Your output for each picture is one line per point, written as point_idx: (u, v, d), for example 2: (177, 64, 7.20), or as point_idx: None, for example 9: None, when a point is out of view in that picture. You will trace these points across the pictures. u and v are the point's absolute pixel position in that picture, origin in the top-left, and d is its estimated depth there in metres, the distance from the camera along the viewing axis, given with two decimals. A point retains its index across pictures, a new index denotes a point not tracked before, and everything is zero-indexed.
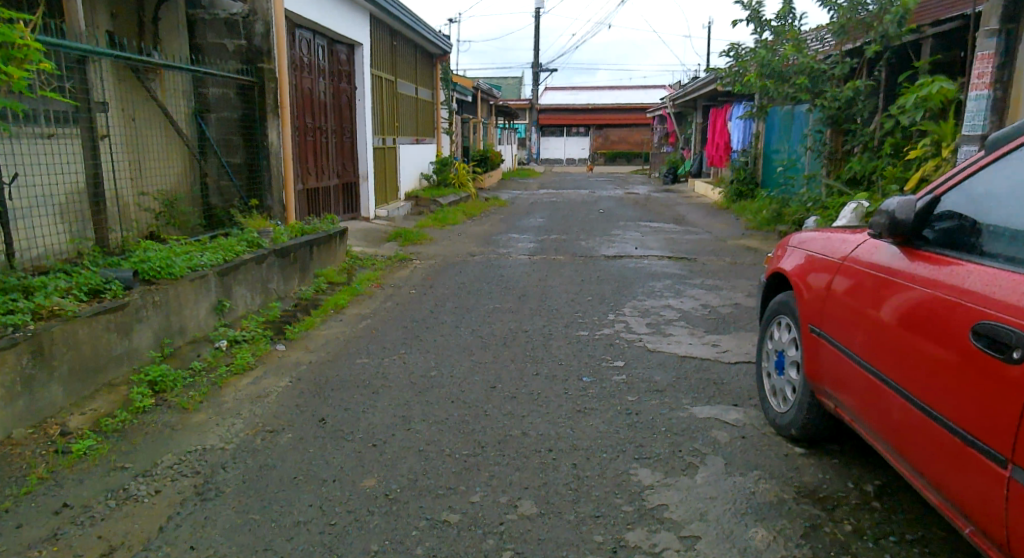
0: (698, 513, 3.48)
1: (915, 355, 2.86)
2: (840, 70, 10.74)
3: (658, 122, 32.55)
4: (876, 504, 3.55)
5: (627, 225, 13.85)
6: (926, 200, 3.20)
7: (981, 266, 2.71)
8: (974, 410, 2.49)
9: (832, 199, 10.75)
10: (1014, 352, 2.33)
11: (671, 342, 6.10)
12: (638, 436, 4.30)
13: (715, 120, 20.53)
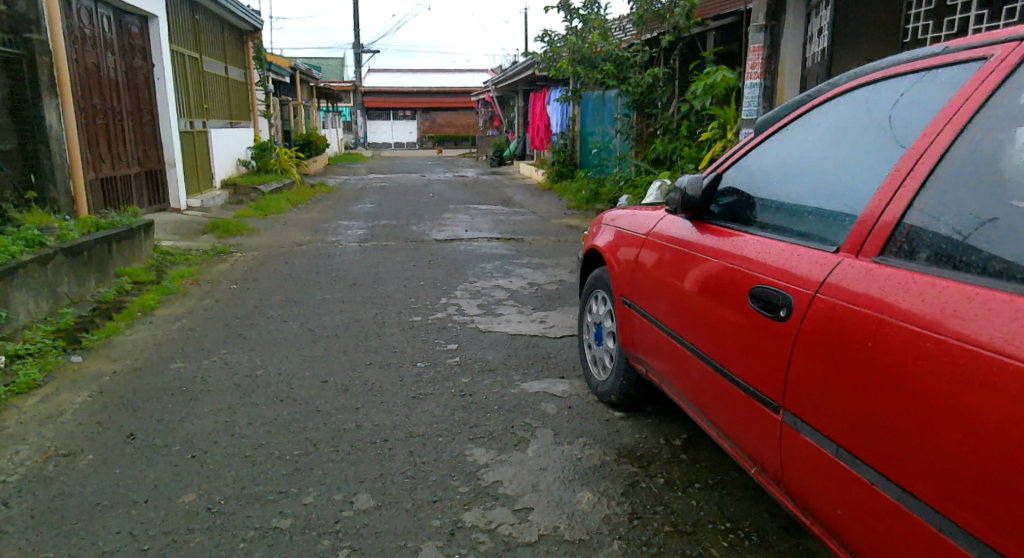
0: (530, 485, 3.35)
1: (701, 318, 2.83)
2: (641, 58, 11.20)
3: (483, 106, 32.79)
4: (683, 455, 3.62)
5: (460, 209, 13.66)
6: (710, 176, 3.13)
7: (752, 236, 2.70)
8: (750, 367, 2.47)
9: (641, 178, 11.23)
10: (782, 311, 2.31)
11: (501, 321, 5.99)
12: (473, 417, 4.10)
13: (535, 105, 20.99)
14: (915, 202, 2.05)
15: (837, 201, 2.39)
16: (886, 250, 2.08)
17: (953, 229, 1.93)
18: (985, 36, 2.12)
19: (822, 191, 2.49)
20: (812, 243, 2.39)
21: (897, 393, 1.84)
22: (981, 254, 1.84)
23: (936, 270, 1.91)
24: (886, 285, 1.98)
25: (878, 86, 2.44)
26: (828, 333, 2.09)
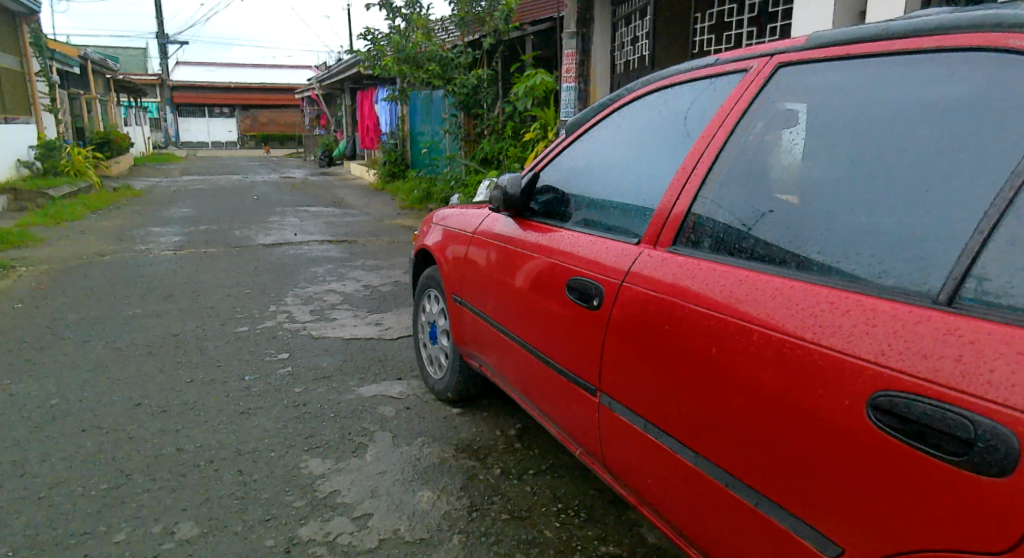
0: (369, 490, 3.30)
1: (526, 308, 2.89)
2: (465, 59, 11.35)
3: (305, 103, 31.63)
4: (518, 445, 3.73)
5: (283, 211, 13.09)
6: (529, 176, 3.17)
7: (568, 229, 2.79)
8: (571, 354, 2.56)
9: (471, 177, 11.36)
10: (594, 299, 2.40)
11: (335, 326, 5.84)
12: (307, 427, 3.96)
13: (363, 104, 20.57)
14: (699, 194, 2.23)
15: (638, 195, 2.51)
16: (677, 241, 2.24)
17: (734, 219, 2.11)
18: (747, 51, 2.31)
19: (626, 186, 2.60)
20: (618, 235, 2.50)
21: (689, 367, 1.98)
22: (753, 243, 2.02)
23: (718, 258, 2.08)
24: (677, 270, 2.13)
25: (668, 92, 2.61)
26: (636, 318, 2.20)
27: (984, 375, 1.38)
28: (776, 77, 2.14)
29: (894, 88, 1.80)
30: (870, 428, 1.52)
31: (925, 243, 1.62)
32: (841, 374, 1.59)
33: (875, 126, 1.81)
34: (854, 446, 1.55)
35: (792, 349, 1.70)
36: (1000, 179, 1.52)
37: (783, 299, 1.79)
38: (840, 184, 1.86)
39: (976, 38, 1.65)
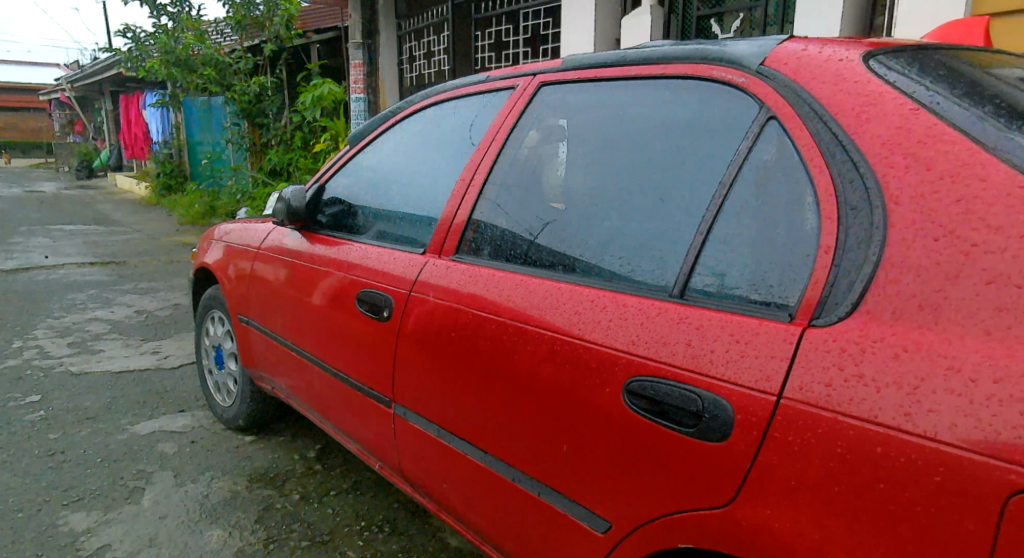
0: (146, 541, 2.61)
1: (304, 311, 2.39)
2: (245, 66, 10.42)
3: (58, 108, 28.05)
4: (318, 467, 3.17)
5: (33, 230, 11.52)
6: (313, 188, 2.54)
7: (355, 245, 2.23)
8: (361, 365, 2.10)
9: (258, 189, 10.63)
10: (383, 311, 1.98)
11: (100, 360, 5.18)
12: (64, 478, 3.05)
13: (129, 109, 18.59)
14: (481, 197, 1.87)
15: (425, 205, 2.07)
16: (461, 246, 1.87)
17: (515, 228, 1.76)
18: (515, 69, 1.96)
19: (421, 195, 2.10)
20: (400, 247, 2.07)
21: (471, 370, 1.68)
22: (541, 250, 1.67)
23: (499, 265, 1.74)
24: (462, 277, 1.78)
25: (444, 107, 2.15)
26: (437, 332, 1.78)
27: (702, 352, 1.23)
28: (538, 97, 1.83)
29: (631, 98, 1.58)
30: (623, 415, 1.32)
31: (662, 241, 1.41)
32: (598, 366, 1.37)
33: (623, 131, 1.57)
34: (602, 425, 1.36)
35: (564, 346, 1.45)
36: (710, 174, 1.36)
37: (553, 298, 1.53)
38: (599, 189, 1.60)
39: (688, 65, 1.46)
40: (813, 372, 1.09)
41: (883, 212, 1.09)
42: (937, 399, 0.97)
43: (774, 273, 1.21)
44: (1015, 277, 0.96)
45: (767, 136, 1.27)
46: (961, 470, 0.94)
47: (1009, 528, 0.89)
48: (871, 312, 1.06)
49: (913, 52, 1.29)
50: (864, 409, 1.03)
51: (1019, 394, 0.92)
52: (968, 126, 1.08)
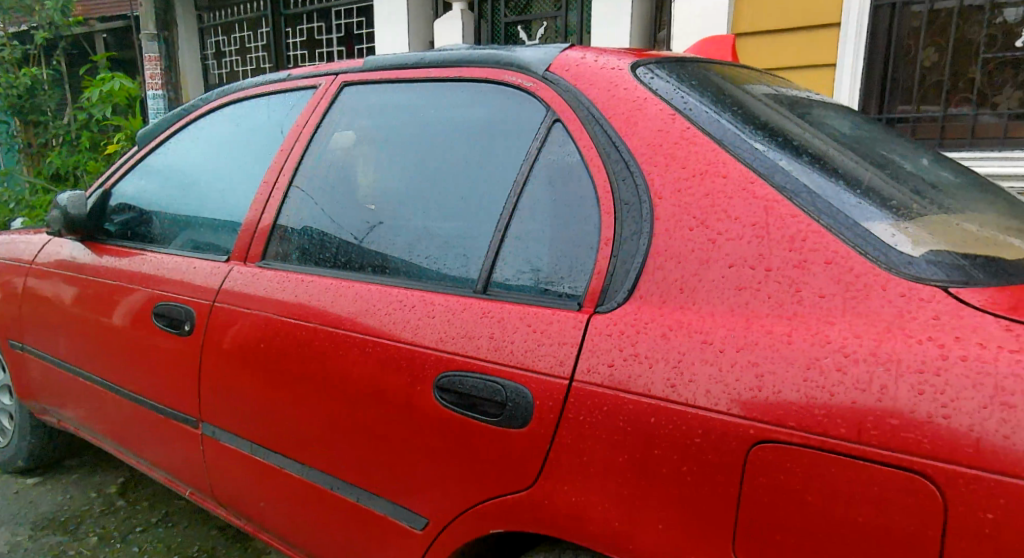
0: None
1: (83, 327, 1.97)
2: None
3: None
4: (127, 497, 2.48)
5: None
6: (97, 193, 2.07)
7: (155, 258, 1.81)
8: (161, 388, 1.74)
9: None
10: (184, 325, 1.65)
11: None
12: None
13: None
14: (292, 185, 1.56)
15: (231, 209, 1.70)
16: (268, 253, 1.57)
17: (329, 219, 1.49)
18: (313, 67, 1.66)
19: (226, 188, 1.73)
20: (207, 255, 1.70)
21: (278, 384, 1.44)
22: (356, 254, 1.42)
23: (307, 271, 1.47)
24: (269, 286, 1.50)
25: (241, 105, 1.79)
26: (249, 347, 1.50)
27: (502, 345, 1.14)
28: (338, 101, 1.55)
29: (428, 95, 1.41)
30: (434, 417, 1.20)
31: (467, 237, 1.27)
32: (409, 366, 1.23)
33: (422, 123, 1.40)
34: (405, 423, 1.23)
35: (376, 347, 1.27)
36: (505, 165, 1.26)
37: (362, 300, 1.33)
38: (401, 184, 1.40)
39: (483, 70, 1.33)
40: (598, 354, 1.05)
41: (650, 205, 1.09)
42: (695, 370, 0.97)
43: (563, 264, 1.15)
44: (751, 260, 0.99)
45: (554, 140, 1.20)
46: (715, 430, 0.94)
47: (755, 479, 0.91)
48: (645, 298, 1.05)
49: (675, 65, 1.30)
50: (638, 384, 1.01)
51: (755, 359, 0.93)
52: (721, 134, 1.09)
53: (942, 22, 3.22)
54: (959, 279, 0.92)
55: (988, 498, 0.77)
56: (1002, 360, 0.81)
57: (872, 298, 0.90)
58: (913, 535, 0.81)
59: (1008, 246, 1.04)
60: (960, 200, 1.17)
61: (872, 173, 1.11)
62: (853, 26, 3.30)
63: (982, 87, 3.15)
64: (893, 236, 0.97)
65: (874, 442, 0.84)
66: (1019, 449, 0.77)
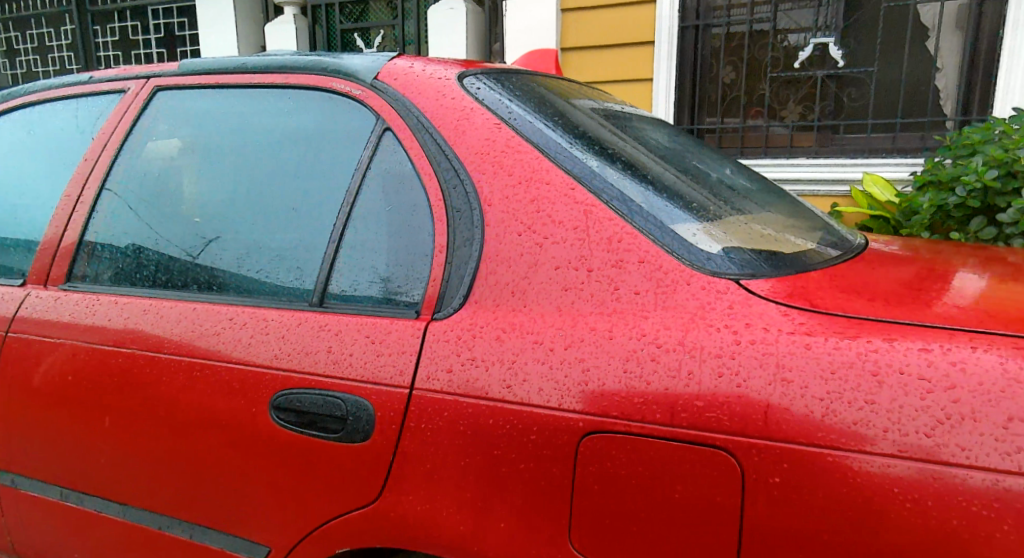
0: None
1: None
2: None
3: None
4: None
5: None
6: None
7: None
8: None
9: None
10: None
11: None
12: None
13: None
14: (103, 194, 1.45)
15: (27, 226, 1.54)
16: (75, 274, 1.44)
17: (145, 234, 1.40)
18: (118, 68, 1.53)
19: (24, 203, 1.57)
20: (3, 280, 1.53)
21: (93, 416, 1.32)
22: (178, 271, 1.34)
23: (123, 292, 1.37)
24: (77, 310, 1.38)
25: (35, 111, 1.62)
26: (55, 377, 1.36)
27: (341, 358, 1.12)
28: (148, 105, 1.44)
29: (250, 102, 1.35)
30: (266, 438, 1.15)
31: (299, 248, 1.24)
32: (241, 386, 1.17)
33: (245, 131, 1.34)
34: (238, 447, 1.17)
35: (204, 371, 1.21)
36: (337, 175, 1.23)
37: (187, 320, 1.26)
38: (225, 196, 1.33)
39: (310, 76, 1.30)
40: (436, 361, 1.06)
41: (480, 211, 1.12)
42: (529, 369, 1.01)
43: (399, 273, 1.16)
44: (573, 262, 1.05)
45: (385, 148, 1.20)
46: (548, 427, 0.98)
47: (586, 469, 0.96)
48: (479, 302, 1.08)
49: (500, 75, 1.35)
50: (475, 387, 1.03)
51: (581, 354, 0.99)
52: (543, 142, 1.15)
53: (737, 44, 3.55)
54: (747, 271, 1.03)
55: (777, 465, 0.87)
56: (784, 340, 0.92)
57: (679, 292, 0.99)
58: (722, 504, 0.89)
59: (791, 243, 1.17)
60: (752, 204, 1.30)
61: (677, 178, 1.22)
62: (664, 47, 3.57)
63: (772, 102, 3.51)
64: (694, 235, 1.07)
65: (685, 423, 0.92)
66: (800, 416, 0.87)
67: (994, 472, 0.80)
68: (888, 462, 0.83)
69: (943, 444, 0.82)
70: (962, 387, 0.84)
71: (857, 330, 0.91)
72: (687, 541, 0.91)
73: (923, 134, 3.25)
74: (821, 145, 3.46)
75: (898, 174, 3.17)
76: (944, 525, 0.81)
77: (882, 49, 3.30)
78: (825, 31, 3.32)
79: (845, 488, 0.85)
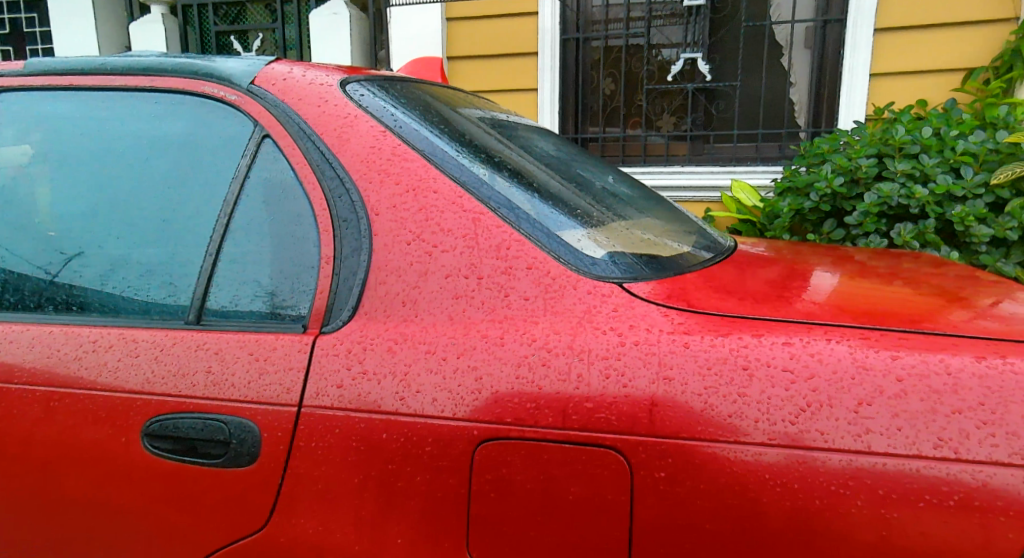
0: None
1: None
2: None
3: None
4: None
5: None
6: None
7: None
8: None
9: None
10: None
11: None
12: None
13: None
14: None
15: None
16: None
17: None
18: None
19: None
20: None
21: None
22: (30, 290, 1.23)
23: None
24: None
25: None
26: None
27: (223, 378, 1.07)
28: None
29: (108, 106, 1.25)
30: (141, 468, 1.07)
31: (172, 263, 1.17)
32: (108, 415, 1.09)
33: (102, 138, 1.24)
34: (107, 481, 1.09)
35: (63, 400, 1.12)
36: (212, 186, 1.18)
37: (43, 346, 1.16)
38: (84, 209, 1.24)
39: (178, 79, 1.22)
40: (325, 377, 1.03)
41: (368, 221, 1.10)
42: (421, 379, 1.00)
43: (284, 285, 1.12)
44: (463, 270, 1.05)
45: (264, 157, 1.16)
46: (442, 437, 0.97)
47: (481, 477, 0.96)
48: (369, 314, 1.06)
49: (384, 82, 1.33)
50: (367, 401, 1.01)
51: (474, 362, 0.99)
52: (429, 150, 1.15)
53: (615, 57, 3.69)
54: (630, 275, 1.06)
55: (661, 459, 0.91)
56: (665, 340, 0.95)
57: (567, 297, 1.01)
58: (612, 502, 0.92)
59: (670, 246, 1.22)
60: (632, 209, 1.35)
61: (562, 185, 1.24)
62: (548, 59, 3.65)
63: (649, 113, 3.67)
64: (580, 241, 1.10)
65: (576, 426, 0.93)
66: (680, 412, 0.91)
67: (852, 453, 0.87)
68: (761, 451, 0.89)
69: (806, 429, 0.88)
70: (822, 376, 0.90)
71: (730, 328, 0.96)
72: (581, 541, 0.93)
73: (782, 144, 3.51)
74: (693, 154, 3.64)
75: (761, 181, 3.38)
76: (810, 506, 0.87)
77: (744, 64, 3.52)
78: (693, 47, 3.50)
79: (723, 478, 0.89)
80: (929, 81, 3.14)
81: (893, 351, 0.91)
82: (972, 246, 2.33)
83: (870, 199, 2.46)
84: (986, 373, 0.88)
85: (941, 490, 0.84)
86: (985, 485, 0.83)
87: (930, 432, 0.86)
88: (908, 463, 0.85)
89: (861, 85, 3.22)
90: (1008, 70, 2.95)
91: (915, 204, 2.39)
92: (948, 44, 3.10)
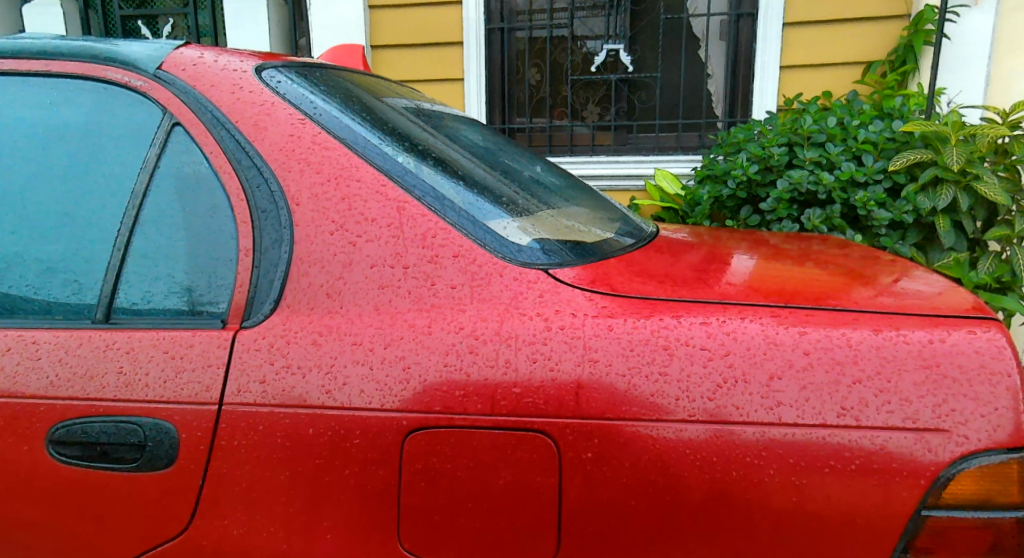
0: None
1: None
2: None
3: None
4: None
5: None
6: None
7: None
8: None
9: None
10: None
11: None
12: None
13: None
14: None
15: None
16: None
17: None
18: None
19: None
20: None
21: None
22: None
23: None
24: None
25: None
26: None
27: (138, 378, 1.03)
28: None
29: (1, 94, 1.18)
30: (51, 478, 1.02)
31: (76, 260, 1.12)
32: (8, 423, 1.04)
33: None
34: (10, 495, 1.03)
35: None
36: (118, 179, 1.13)
37: None
38: None
39: (76, 64, 1.16)
40: (247, 373, 1.01)
41: (288, 211, 1.08)
42: (347, 372, 0.99)
43: (200, 279, 1.09)
44: (388, 259, 1.04)
45: (174, 146, 1.12)
46: (371, 428, 0.97)
47: (411, 466, 0.96)
48: (291, 307, 1.04)
49: (304, 69, 1.31)
50: (292, 396, 0.99)
51: (401, 353, 0.99)
52: (351, 138, 1.13)
53: (540, 47, 3.71)
54: (556, 261, 1.08)
55: (588, 441, 0.93)
56: (588, 324, 0.97)
57: (493, 284, 1.02)
58: (542, 485, 0.93)
59: (592, 234, 1.24)
60: (556, 197, 1.37)
61: (486, 174, 1.25)
62: (473, 49, 3.64)
63: (574, 103, 3.71)
64: (506, 229, 1.11)
65: (504, 411, 0.95)
66: (605, 393, 0.94)
67: (765, 426, 0.91)
68: (682, 427, 0.92)
69: (723, 405, 0.92)
70: (736, 353, 0.94)
71: (650, 310, 0.99)
72: (509, 525, 0.94)
73: (701, 133, 3.60)
74: (618, 144, 3.70)
75: (682, 170, 3.48)
76: (726, 478, 0.90)
77: (664, 56, 3.60)
78: (615, 39, 3.57)
79: (646, 455, 0.92)
80: (834, 73, 3.29)
81: (801, 327, 0.96)
82: (874, 229, 2.45)
83: (782, 185, 2.56)
84: (882, 344, 0.94)
85: (844, 456, 0.89)
86: (883, 449, 0.89)
87: (834, 402, 0.91)
88: (816, 432, 0.90)
89: (772, 77, 3.35)
90: (903, 63, 3.11)
91: (823, 190, 2.51)
92: (852, 38, 3.24)
